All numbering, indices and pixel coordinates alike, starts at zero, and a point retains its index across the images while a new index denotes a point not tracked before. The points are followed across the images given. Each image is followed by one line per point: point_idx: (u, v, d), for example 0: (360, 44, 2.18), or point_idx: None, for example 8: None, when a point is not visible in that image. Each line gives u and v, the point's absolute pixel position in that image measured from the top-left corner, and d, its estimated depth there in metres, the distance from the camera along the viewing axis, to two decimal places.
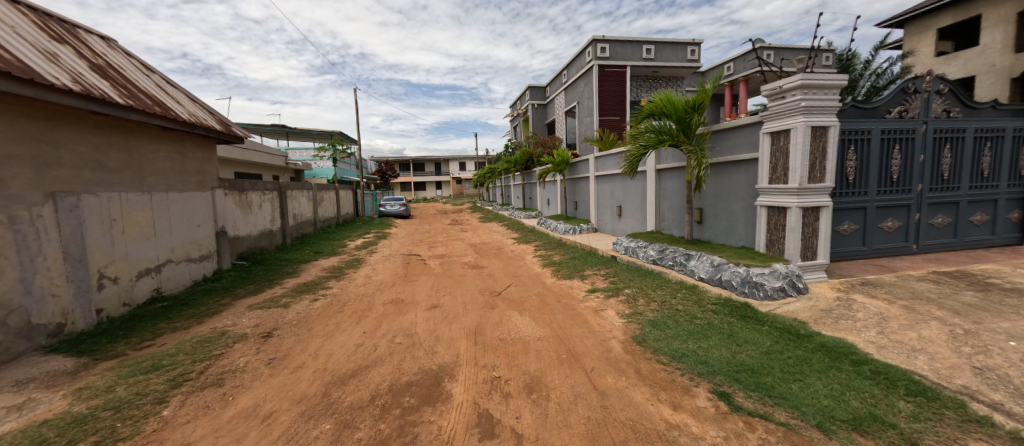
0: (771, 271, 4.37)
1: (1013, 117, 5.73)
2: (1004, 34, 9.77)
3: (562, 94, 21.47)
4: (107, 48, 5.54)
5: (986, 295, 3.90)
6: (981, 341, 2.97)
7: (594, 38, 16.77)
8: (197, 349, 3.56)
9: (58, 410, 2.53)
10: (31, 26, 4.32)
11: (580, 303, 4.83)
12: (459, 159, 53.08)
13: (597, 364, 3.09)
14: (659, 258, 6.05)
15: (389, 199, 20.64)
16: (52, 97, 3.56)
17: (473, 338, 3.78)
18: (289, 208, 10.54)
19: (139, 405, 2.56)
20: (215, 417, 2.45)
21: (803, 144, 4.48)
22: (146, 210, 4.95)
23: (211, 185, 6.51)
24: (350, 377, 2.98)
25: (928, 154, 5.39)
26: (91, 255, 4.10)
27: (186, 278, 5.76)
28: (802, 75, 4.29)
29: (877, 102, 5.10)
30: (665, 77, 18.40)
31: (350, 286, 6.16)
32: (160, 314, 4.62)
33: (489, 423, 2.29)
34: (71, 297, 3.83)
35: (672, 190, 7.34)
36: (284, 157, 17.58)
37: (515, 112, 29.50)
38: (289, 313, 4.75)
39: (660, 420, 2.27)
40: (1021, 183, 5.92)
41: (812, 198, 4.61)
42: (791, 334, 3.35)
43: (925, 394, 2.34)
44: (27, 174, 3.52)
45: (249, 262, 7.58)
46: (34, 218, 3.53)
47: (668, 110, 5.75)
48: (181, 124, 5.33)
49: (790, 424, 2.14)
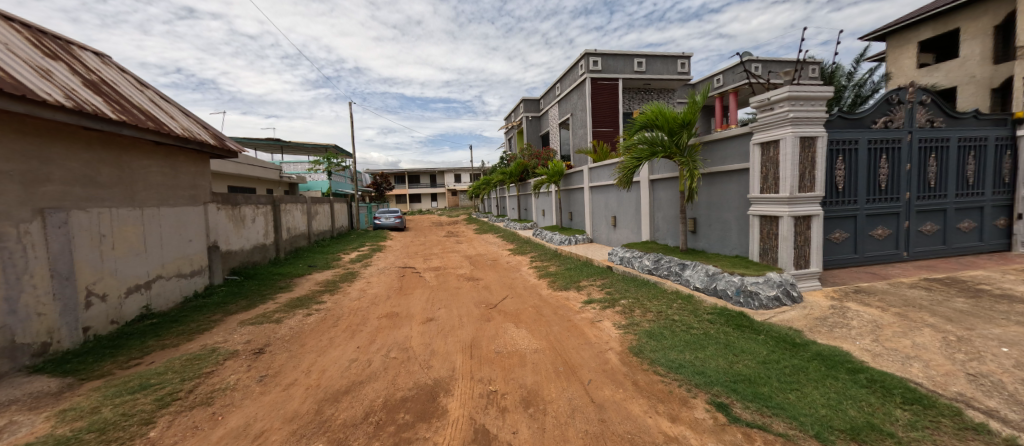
0: (765, 280, 4.42)
1: (994, 127, 5.87)
2: (981, 46, 10.13)
3: (555, 107, 21.77)
4: (101, 65, 5.57)
5: (976, 302, 3.95)
6: (974, 348, 2.99)
7: (587, 52, 17.06)
8: (187, 367, 3.48)
9: (41, 433, 2.45)
10: (25, 43, 4.34)
11: (576, 315, 4.79)
12: (455, 172, 53.73)
13: (594, 376, 3.07)
14: (654, 268, 6.05)
15: (385, 212, 20.60)
16: (46, 113, 3.56)
17: (469, 351, 3.75)
18: (282, 221, 10.43)
19: (125, 427, 2.49)
20: (203, 438, 2.38)
21: (792, 154, 4.55)
22: (137, 225, 4.91)
23: (204, 199, 6.46)
24: (343, 394, 2.93)
25: (914, 163, 5.50)
26: (79, 271, 4.03)
27: (176, 293, 5.66)
28: (789, 87, 4.40)
29: (862, 113, 5.23)
30: (656, 90, 18.82)
31: (344, 300, 6.09)
32: (149, 331, 4.52)
33: (485, 439, 2.25)
34: (57, 316, 3.74)
35: (666, 201, 7.43)
36: (279, 171, 17.53)
37: (509, 125, 29.97)
38: (282, 329, 4.67)
39: (658, 433, 2.24)
40: (1006, 190, 6.04)
41: (803, 206, 4.66)
42: (787, 343, 3.36)
43: (922, 402, 2.35)
44: (16, 190, 3.48)
45: (240, 276, 7.46)
46: (21, 235, 3.47)
47: (659, 122, 5.84)
48: (174, 139, 5.31)
49: (788, 435, 2.12)
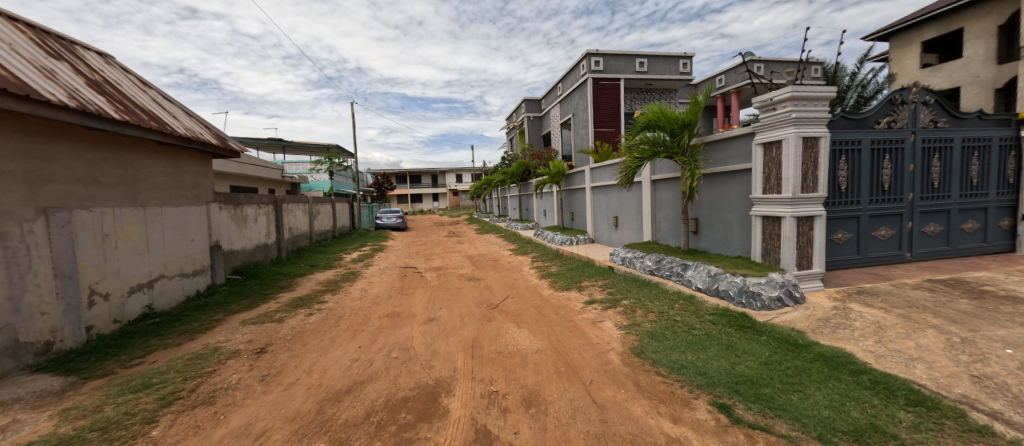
0: (768, 281, 4.40)
1: (998, 127, 5.84)
2: (985, 46, 10.08)
3: (556, 107, 21.77)
4: (104, 64, 5.59)
5: (981, 303, 3.92)
6: (979, 349, 2.98)
7: (588, 52, 17.03)
8: (189, 366, 3.49)
9: (44, 431, 2.46)
10: (29, 43, 4.36)
11: (578, 315, 4.78)
12: (456, 172, 53.77)
13: (595, 377, 3.06)
14: (656, 269, 6.03)
15: (386, 212, 20.61)
16: (49, 114, 3.57)
17: (470, 351, 3.75)
18: (284, 221, 10.45)
19: (128, 426, 2.49)
20: (205, 437, 2.39)
21: (795, 155, 4.52)
22: (139, 224, 4.92)
23: (206, 199, 6.48)
24: (345, 393, 2.93)
25: (917, 164, 5.48)
26: (82, 270, 4.04)
27: (178, 292, 5.67)
28: (791, 87, 4.38)
29: (865, 113, 5.20)
30: (658, 90, 18.80)
31: (346, 300, 6.09)
32: (151, 330, 4.53)
33: (486, 439, 2.25)
34: (61, 314, 3.75)
35: (667, 201, 7.42)
36: (281, 171, 17.59)
37: (511, 125, 29.94)
38: (283, 329, 4.67)
39: (660, 434, 2.24)
40: (1010, 191, 6.01)
41: (806, 207, 4.64)
42: (789, 345, 3.35)
43: (925, 404, 2.33)
44: (20, 190, 3.50)
45: (243, 276, 7.48)
46: (25, 234, 3.49)
47: (661, 122, 5.81)
48: (177, 139, 5.33)
49: (791, 437, 2.11)
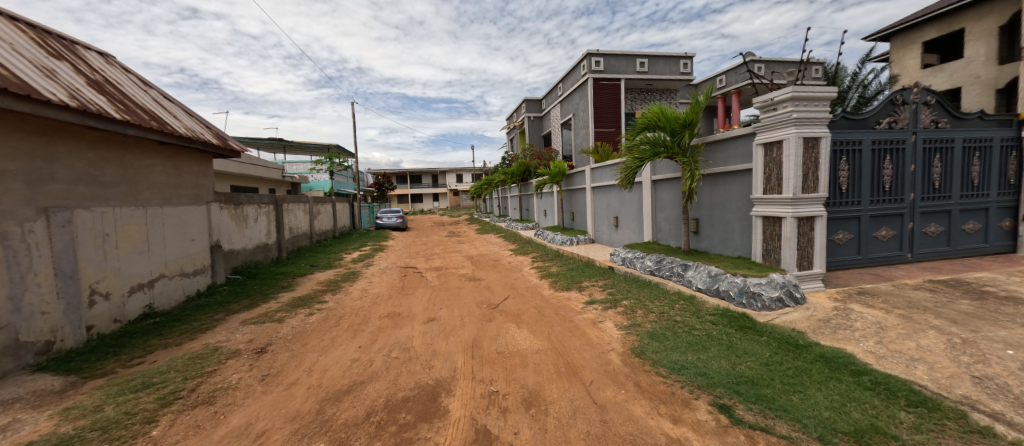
0: (769, 281, 4.40)
1: (1000, 128, 5.83)
2: (987, 46, 10.06)
3: (557, 107, 21.76)
4: (105, 64, 5.59)
5: (982, 304, 3.91)
6: (980, 350, 2.97)
7: (588, 52, 17.03)
8: (190, 366, 3.49)
9: (44, 431, 2.46)
10: (30, 43, 4.36)
11: (578, 315, 4.78)
12: (457, 172, 53.76)
13: (596, 377, 3.06)
14: (657, 269, 6.02)
15: (387, 212, 20.62)
16: (49, 113, 3.58)
17: (470, 351, 3.75)
18: (285, 221, 10.46)
19: (128, 425, 2.49)
20: (205, 437, 2.38)
21: (796, 155, 4.52)
22: (140, 224, 4.93)
23: (207, 199, 6.48)
24: (345, 393, 2.93)
25: (918, 164, 5.47)
26: (82, 270, 4.05)
27: (179, 292, 5.68)
28: (792, 87, 4.38)
29: (866, 114, 5.19)
30: (659, 90, 18.80)
31: (346, 300, 6.09)
32: (152, 330, 4.54)
33: (486, 440, 2.25)
34: (61, 314, 3.76)
35: (668, 201, 7.41)
36: (281, 170, 17.61)
37: (511, 125, 29.92)
38: (283, 328, 4.67)
39: (660, 434, 2.23)
40: (1011, 191, 6.00)
41: (807, 207, 4.64)
42: (790, 345, 3.34)
43: (926, 404, 2.33)
44: (20, 189, 3.50)
45: (243, 275, 7.49)
46: (25, 234, 3.49)
47: (662, 122, 5.81)
48: (177, 139, 5.34)
49: (791, 437, 2.11)
